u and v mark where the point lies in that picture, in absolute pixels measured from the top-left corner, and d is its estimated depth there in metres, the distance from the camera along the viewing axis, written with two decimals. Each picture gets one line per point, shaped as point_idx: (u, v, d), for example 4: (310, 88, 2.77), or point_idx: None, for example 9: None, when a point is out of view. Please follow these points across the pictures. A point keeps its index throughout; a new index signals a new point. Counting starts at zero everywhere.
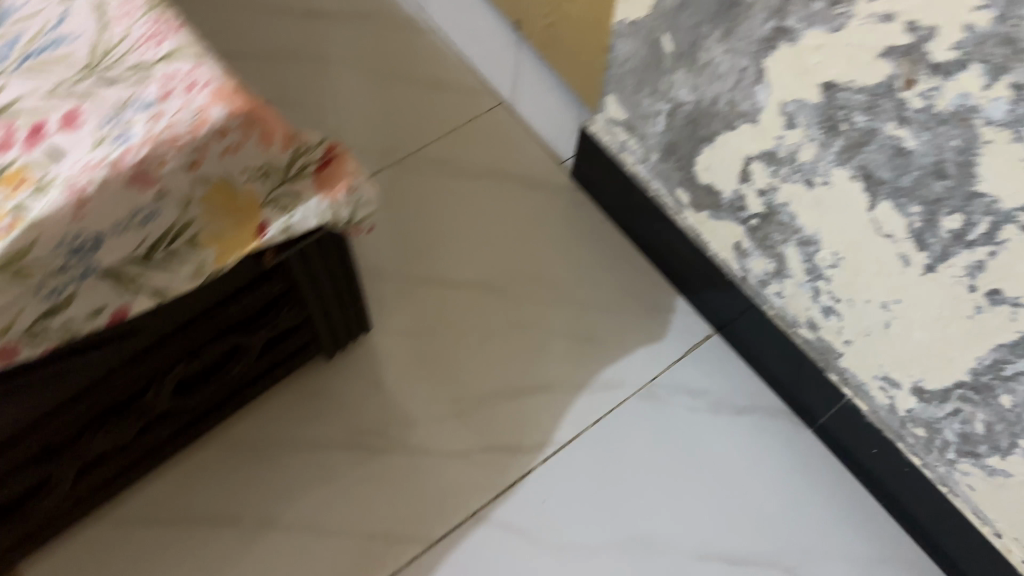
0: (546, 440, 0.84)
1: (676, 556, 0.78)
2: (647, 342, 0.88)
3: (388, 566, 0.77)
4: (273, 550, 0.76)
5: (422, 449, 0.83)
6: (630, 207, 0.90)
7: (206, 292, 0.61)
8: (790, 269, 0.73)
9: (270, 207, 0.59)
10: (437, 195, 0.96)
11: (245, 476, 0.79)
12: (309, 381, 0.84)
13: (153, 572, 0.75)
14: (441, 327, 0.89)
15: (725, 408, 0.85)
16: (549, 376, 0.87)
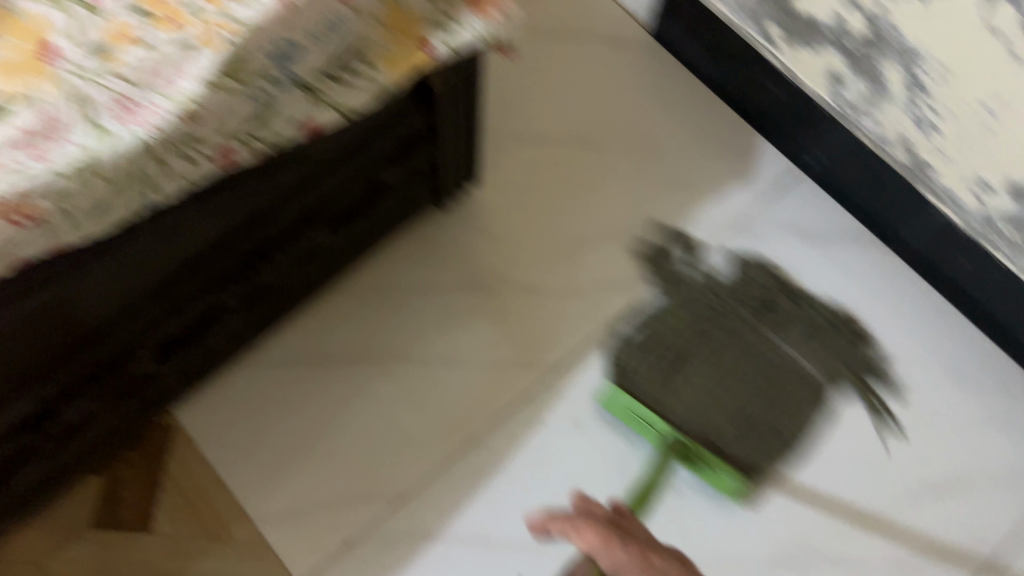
0: (653, 276, 0.88)
1: (783, 369, 0.85)
2: (738, 183, 0.93)
3: (520, 392, 0.82)
4: (413, 383, 0.82)
5: (536, 289, 0.87)
6: (719, 54, 0.94)
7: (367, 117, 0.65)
8: (891, 89, 0.78)
9: (431, 26, 0.61)
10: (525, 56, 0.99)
11: (376, 320, 0.84)
12: (425, 232, 0.88)
13: (303, 407, 0.79)
14: (538, 177, 0.91)
15: (816, 238, 0.91)
16: (649, 219, 0.90)
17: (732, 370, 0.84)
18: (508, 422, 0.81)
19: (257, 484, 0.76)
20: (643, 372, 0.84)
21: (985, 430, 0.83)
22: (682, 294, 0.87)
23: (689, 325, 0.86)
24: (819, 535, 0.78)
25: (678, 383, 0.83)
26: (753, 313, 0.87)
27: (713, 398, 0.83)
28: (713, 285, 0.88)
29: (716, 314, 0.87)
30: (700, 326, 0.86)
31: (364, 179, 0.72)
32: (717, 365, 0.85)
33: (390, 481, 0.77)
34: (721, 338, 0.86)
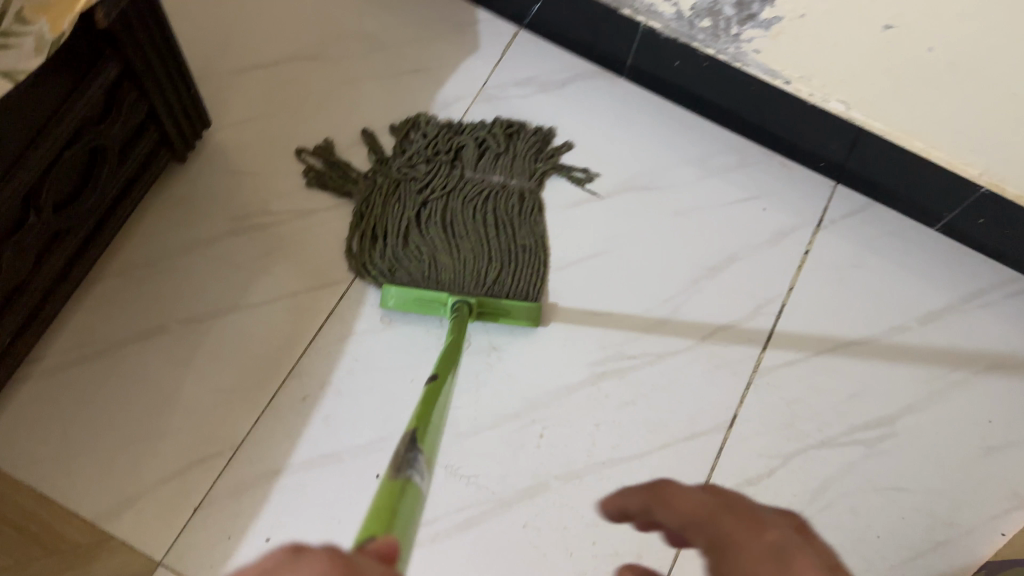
0: (413, 162, 0.88)
1: (556, 211, 0.90)
2: (468, 54, 0.96)
3: (321, 310, 0.83)
4: (213, 336, 0.81)
5: (306, 211, 0.87)
6: None
7: (48, 72, 0.63)
8: None
9: None
10: None
11: (154, 289, 0.82)
12: (175, 191, 0.86)
13: (107, 397, 0.77)
14: (272, 105, 0.91)
15: (551, 86, 0.96)
16: (393, 110, 0.92)
17: (484, 220, 0.86)
18: (320, 341, 0.82)
19: (84, 486, 0.73)
20: (416, 249, 0.84)
21: (738, 205, 0.93)
22: (405, 177, 0.88)
23: (436, 192, 0.87)
24: (631, 341, 0.85)
25: (444, 249, 0.84)
26: (479, 163, 0.90)
27: (483, 244, 0.85)
28: (432, 153, 0.89)
29: (446, 174, 0.88)
30: (443, 187, 0.88)
31: (77, 146, 0.69)
32: (468, 219, 0.86)
33: (222, 436, 0.77)
34: (457, 200, 0.87)
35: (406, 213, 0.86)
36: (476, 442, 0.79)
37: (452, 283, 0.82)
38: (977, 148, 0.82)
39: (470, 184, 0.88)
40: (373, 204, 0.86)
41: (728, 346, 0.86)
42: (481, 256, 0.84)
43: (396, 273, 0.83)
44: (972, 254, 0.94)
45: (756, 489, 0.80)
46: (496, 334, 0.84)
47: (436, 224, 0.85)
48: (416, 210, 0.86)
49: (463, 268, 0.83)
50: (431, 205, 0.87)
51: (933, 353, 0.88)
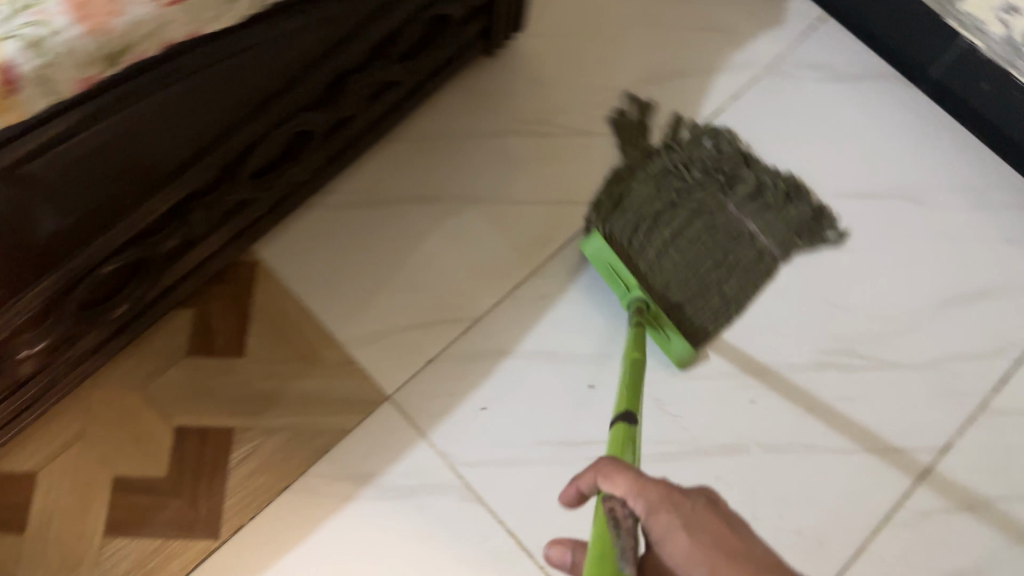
0: (694, 115, 0.92)
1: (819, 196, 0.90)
2: (771, 26, 0.97)
3: (577, 223, 0.87)
4: (474, 218, 0.87)
5: (585, 130, 0.91)
6: None
7: None
8: None
9: None
10: None
11: (436, 162, 0.88)
12: (474, 82, 0.92)
13: (375, 243, 0.85)
14: (578, 25, 0.95)
15: (844, 77, 0.96)
16: (687, 61, 0.95)
17: (717, 256, 0.84)
18: (569, 251, 0.86)
19: (338, 314, 0.82)
20: (643, 229, 0.83)
21: (1003, 244, 0.90)
22: (674, 174, 0.87)
23: (692, 203, 0.86)
24: (863, 341, 0.85)
25: (665, 255, 0.83)
26: (743, 203, 0.87)
27: (694, 280, 0.83)
28: (710, 168, 0.88)
29: (711, 198, 0.87)
30: (699, 206, 0.86)
31: (429, 11, 0.75)
32: (702, 242, 0.84)
33: (463, 307, 0.83)
34: (704, 223, 0.86)
35: (654, 203, 0.85)
36: (688, 388, 0.81)
37: (652, 282, 0.81)
38: None
39: (724, 219, 0.86)
40: (633, 177, 0.87)
41: (959, 375, 0.84)
42: (692, 290, 0.83)
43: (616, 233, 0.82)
44: None
45: (953, 519, 0.79)
46: (659, 364, 0.82)
47: (673, 225, 0.84)
48: (667, 201, 0.85)
49: (670, 283, 0.82)
50: (680, 213, 0.85)
51: None
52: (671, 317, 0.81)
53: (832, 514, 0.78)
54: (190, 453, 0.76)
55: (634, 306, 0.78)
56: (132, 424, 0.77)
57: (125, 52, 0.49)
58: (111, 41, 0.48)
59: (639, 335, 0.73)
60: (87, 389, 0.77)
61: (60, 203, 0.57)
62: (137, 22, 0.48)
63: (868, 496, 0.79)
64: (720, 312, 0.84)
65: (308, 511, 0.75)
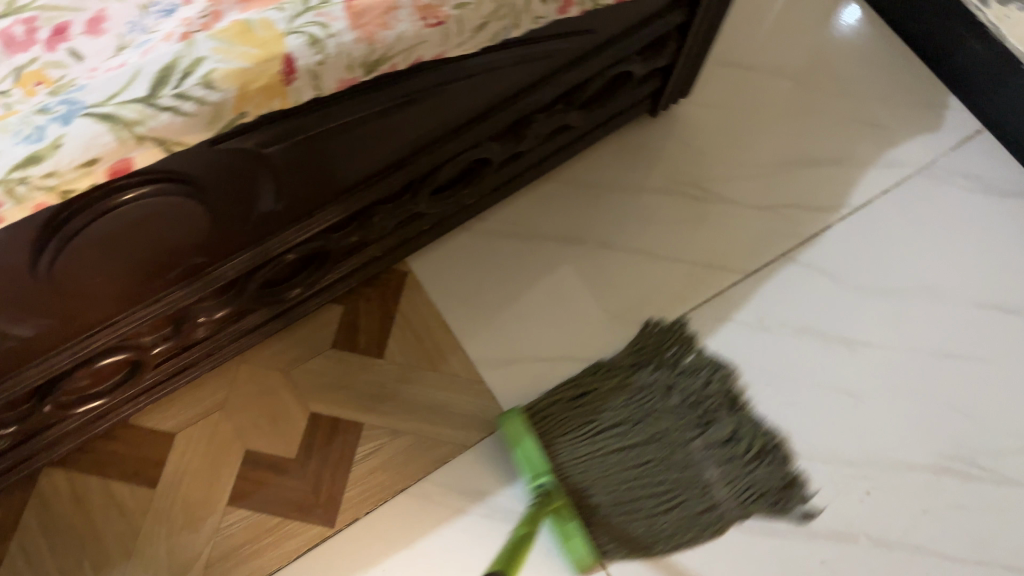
0: (841, 203, 0.94)
1: (957, 304, 0.91)
2: (928, 131, 0.99)
3: (713, 288, 0.89)
4: (612, 266, 0.90)
5: (732, 200, 0.94)
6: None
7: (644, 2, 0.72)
8: None
9: None
10: None
11: (586, 208, 0.92)
12: (633, 138, 0.96)
13: (518, 274, 0.88)
14: (739, 100, 0.99)
15: (995, 191, 0.97)
16: (841, 150, 0.97)
17: (651, 492, 0.76)
18: (702, 313, 0.88)
19: (475, 335, 0.85)
20: (593, 423, 0.78)
21: None
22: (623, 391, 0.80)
23: (636, 428, 0.78)
24: (985, 453, 0.84)
25: (602, 465, 0.76)
26: (710, 447, 0.79)
27: (624, 476, 0.76)
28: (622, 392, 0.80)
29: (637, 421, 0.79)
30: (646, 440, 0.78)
31: (617, 66, 0.79)
32: (606, 466, 0.76)
33: (594, 348, 0.86)
34: (619, 445, 0.77)
35: (639, 418, 0.79)
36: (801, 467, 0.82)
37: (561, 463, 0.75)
38: None
39: (635, 452, 0.78)
40: (619, 392, 0.80)
41: None
42: (615, 504, 0.75)
43: (566, 442, 0.76)
44: None
45: None
46: (556, 559, 0.77)
47: (587, 428, 0.77)
48: (626, 425, 0.78)
49: (592, 488, 0.75)
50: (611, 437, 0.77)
51: None
52: (579, 515, 0.74)
53: None
54: (319, 441, 0.80)
55: (537, 492, 0.71)
56: (270, 403, 0.81)
57: (380, 63, 0.54)
58: (375, 51, 0.53)
59: (529, 530, 0.66)
60: (237, 362, 0.82)
61: (280, 187, 0.62)
62: (399, 38, 0.53)
63: None
64: (647, 530, 0.76)
65: (421, 516, 0.78)
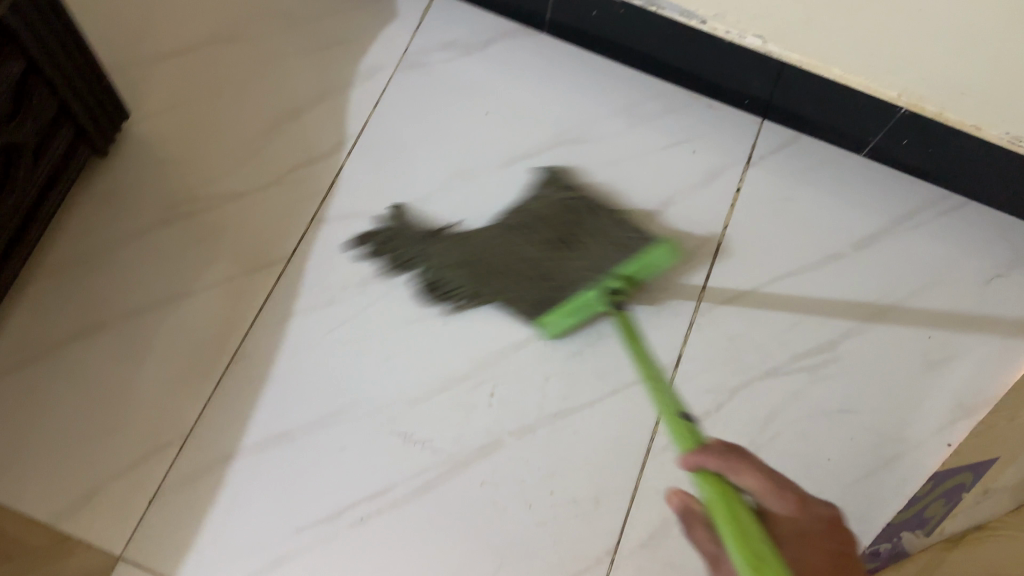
0: (340, 139, 0.91)
1: (490, 171, 0.91)
2: (385, 20, 0.97)
3: (261, 291, 0.83)
4: (150, 327, 0.81)
5: (236, 195, 0.88)
6: None
7: None
8: None
9: None
10: None
11: (89, 287, 0.82)
12: (100, 187, 0.86)
13: (53, 398, 0.78)
14: (193, 91, 0.92)
15: (474, 47, 0.97)
16: (315, 88, 0.93)
17: (609, 239, 0.82)
18: (263, 321, 0.82)
19: (41, 489, 0.75)
20: (573, 271, 0.81)
21: (666, 147, 0.94)
22: (462, 235, 0.85)
23: (535, 244, 0.84)
24: None
25: (529, 278, 0.83)
26: None
27: (623, 248, 0.81)
28: (462, 247, 0.85)
29: (559, 230, 0.84)
30: (500, 236, 0.85)
31: None
32: (577, 267, 0.81)
33: (170, 426, 0.78)
34: (569, 241, 0.83)
35: (579, 250, 0.82)
36: (423, 411, 0.80)
37: (585, 280, 0.80)
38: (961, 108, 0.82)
39: (564, 233, 0.83)
40: (425, 260, 0.85)
41: (667, 288, 0.87)
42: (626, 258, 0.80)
43: (535, 306, 0.83)
44: (910, 180, 0.94)
45: (705, 424, 0.82)
46: None
47: (508, 280, 0.83)
48: (533, 271, 0.82)
49: (608, 264, 0.79)
50: (525, 252, 0.83)
51: (869, 278, 0.89)
52: None
53: (598, 467, 0.80)
54: None
55: None
56: None
57: None
58: None
59: None
60: None
61: None
62: None
63: (626, 441, 0.81)
64: None
65: None
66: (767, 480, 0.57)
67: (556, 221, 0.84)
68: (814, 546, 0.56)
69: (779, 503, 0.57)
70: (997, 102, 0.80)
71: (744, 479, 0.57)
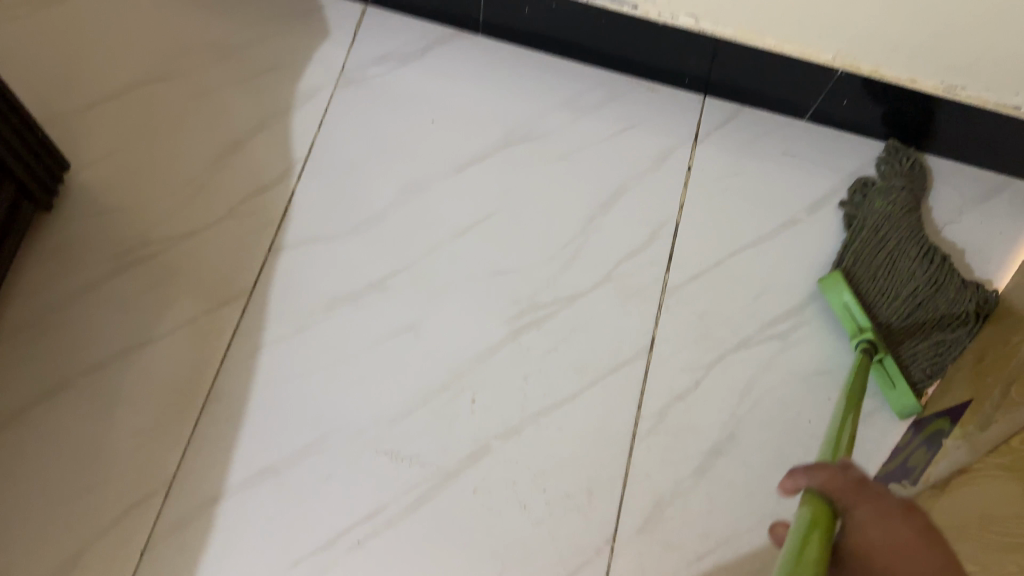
0: (288, 164, 0.90)
1: (442, 179, 0.91)
2: (317, 40, 0.96)
3: (227, 327, 0.82)
4: (116, 380, 0.80)
5: (190, 233, 0.86)
6: None
7: None
8: None
9: None
10: (60, 24, 0.95)
11: (47, 345, 0.81)
12: (46, 244, 0.85)
13: (25, 464, 0.77)
14: (131, 134, 0.90)
15: (410, 56, 0.97)
16: (257, 115, 0.92)
17: (954, 322, 0.83)
18: (231, 357, 0.81)
19: (24, 559, 0.74)
20: (899, 296, 0.83)
21: (614, 134, 0.94)
22: (906, 203, 0.88)
23: (927, 277, 0.83)
24: (540, 290, 0.87)
25: (888, 281, 0.84)
26: None
27: (941, 355, 0.83)
28: (904, 196, 0.89)
29: (939, 297, 0.83)
30: (917, 227, 0.87)
31: None
32: (900, 306, 0.83)
33: (151, 476, 0.77)
34: (924, 297, 0.83)
35: (926, 315, 0.83)
36: (407, 427, 0.80)
37: (885, 319, 0.83)
38: (897, 61, 0.85)
39: (933, 299, 0.83)
40: (870, 201, 0.89)
41: (632, 275, 0.88)
42: (940, 365, 0.83)
43: (855, 269, 0.86)
44: (855, 138, 0.96)
45: (686, 403, 0.83)
46: None
47: (885, 278, 0.84)
48: (909, 294, 0.83)
49: (915, 359, 0.82)
50: (921, 270, 0.84)
51: (827, 239, 0.91)
52: None
53: (587, 460, 0.80)
54: None
55: None
56: None
57: None
58: None
59: None
60: None
61: None
62: None
63: (610, 430, 0.81)
64: None
65: None
66: (855, 489, 0.53)
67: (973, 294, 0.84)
68: (905, 532, 0.50)
69: (855, 498, 0.53)
70: (922, 53, 0.83)
71: (833, 487, 0.53)
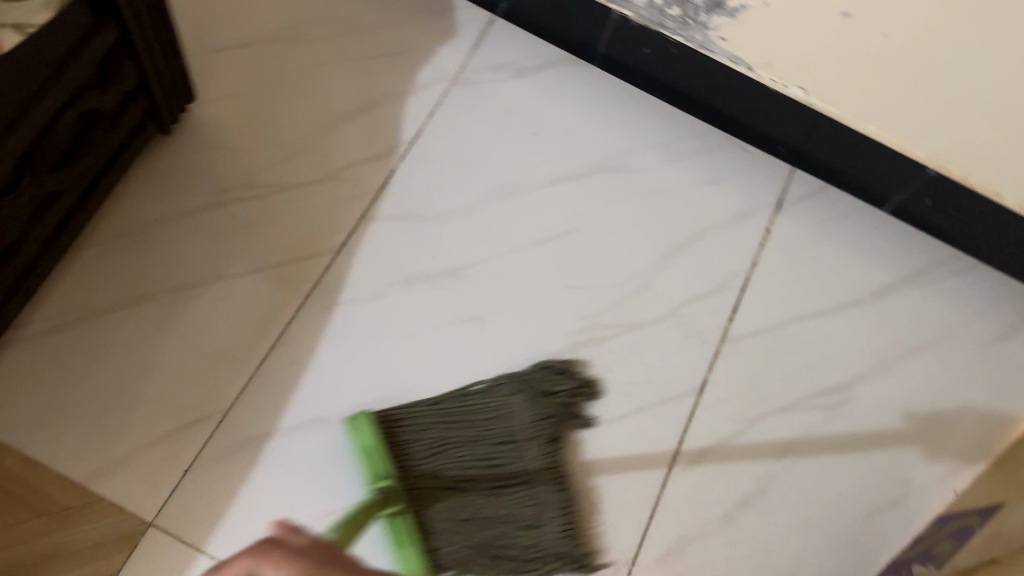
0: (395, 143, 0.94)
1: (533, 188, 0.95)
2: (444, 36, 1.01)
3: (307, 279, 0.85)
4: (196, 305, 0.83)
5: (290, 185, 0.90)
6: None
7: (45, 53, 0.63)
8: None
9: None
10: None
11: (137, 258, 0.84)
12: (158, 164, 0.89)
13: (95, 363, 0.80)
14: (255, 82, 0.95)
15: (526, 70, 1.01)
16: (375, 92, 0.97)
17: (512, 530, 0.76)
18: (306, 308, 0.84)
19: (76, 452, 0.77)
20: (450, 462, 0.78)
21: (703, 183, 0.98)
22: (485, 414, 0.80)
23: (495, 474, 0.78)
24: (605, 311, 0.90)
25: (443, 453, 0.78)
26: None
27: (479, 547, 0.76)
28: (539, 405, 0.81)
29: (497, 497, 0.77)
30: (486, 438, 0.79)
31: (71, 108, 0.70)
32: (459, 471, 0.78)
33: (209, 402, 0.79)
34: (485, 488, 0.78)
35: (483, 507, 0.77)
36: None
37: (419, 475, 0.76)
38: (990, 171, 0.88)
39: (507, 488, 0.78)
40: (477, 393, 0.81)
41: (695, 317, 0.91)
42: (466, 563, 0.75)
43: (403, 425, 0.79)
44: (929, 238, 0.99)
45: (724, 449, 0.85)
46: None
47: (470, 430, 0.79)
48: (462, 473, 0.78)
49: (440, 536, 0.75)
50: (484, 463, 0.78)
51: (886, 326, 0.94)
52: None
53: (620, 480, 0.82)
54: None
55: None
56: None
57: None
58: None
59: None
60: None
61: None
62: None
63: (648, 458, 0.84)
64: None
65: None
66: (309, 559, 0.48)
67: (568, 516, 0.78)
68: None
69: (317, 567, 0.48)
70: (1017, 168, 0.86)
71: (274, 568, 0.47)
